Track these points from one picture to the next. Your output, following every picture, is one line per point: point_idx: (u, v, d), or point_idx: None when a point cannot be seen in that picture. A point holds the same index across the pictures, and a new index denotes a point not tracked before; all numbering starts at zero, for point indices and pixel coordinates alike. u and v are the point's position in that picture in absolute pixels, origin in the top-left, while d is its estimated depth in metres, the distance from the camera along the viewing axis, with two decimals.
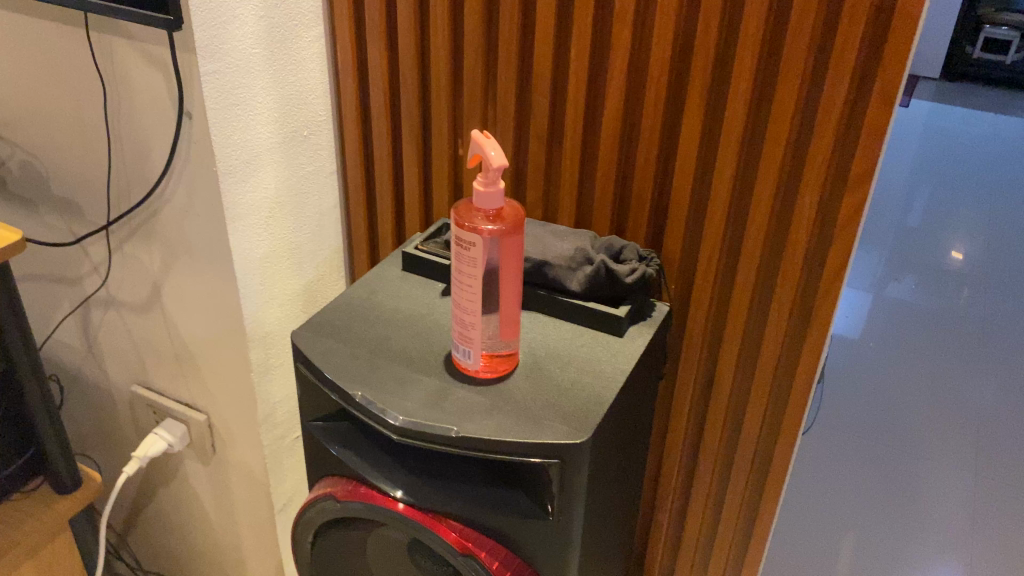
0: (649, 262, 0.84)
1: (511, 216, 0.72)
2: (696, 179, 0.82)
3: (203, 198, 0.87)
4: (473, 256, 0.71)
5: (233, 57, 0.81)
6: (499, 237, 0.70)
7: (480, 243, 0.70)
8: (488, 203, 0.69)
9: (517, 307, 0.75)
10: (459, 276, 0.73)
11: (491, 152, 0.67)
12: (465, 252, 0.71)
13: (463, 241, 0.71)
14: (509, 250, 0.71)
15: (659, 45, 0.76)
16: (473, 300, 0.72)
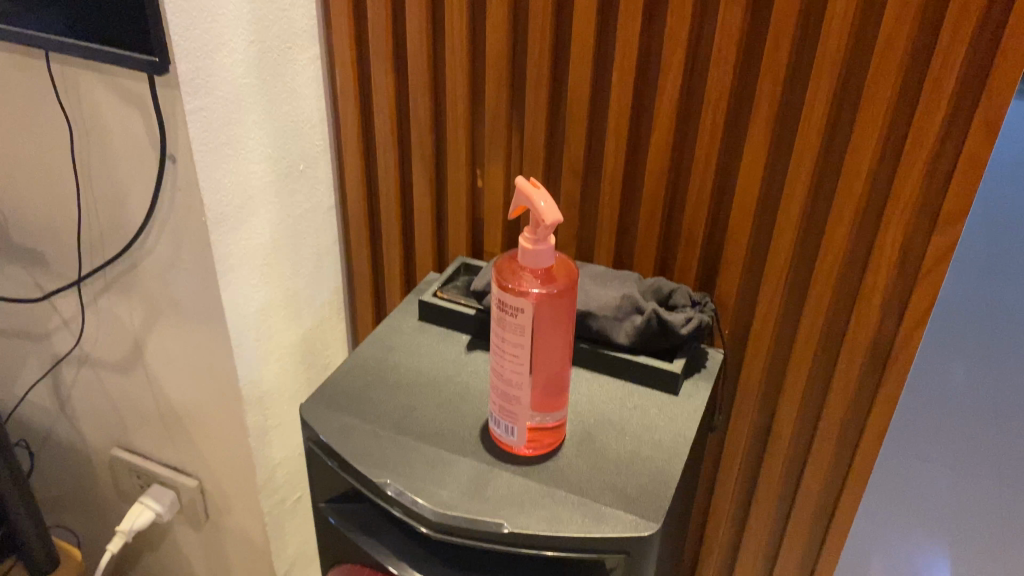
0: (704, 308, 0.75)
1: (561, 274, 0.61)
2: (757, 215, 0.72)
3: (191, 250, 0.76)
4: (519, 324, 0.60)
5: (221, 91, 0.70)
6: (550, 302, 0.60)
7: (528, 309, 0.60)
8: (537, 263, 0.59)
9: (567, 375, 0.65)
10: (502, 344, 0.63)
11: (541, 205, 0.57)
12: (510, 318, 0.61)
13: (507, 306, 0.60)
14: (560, 314, 0.61)
15: (719, 69, 0.66)
16: (518, 372, 0.62)
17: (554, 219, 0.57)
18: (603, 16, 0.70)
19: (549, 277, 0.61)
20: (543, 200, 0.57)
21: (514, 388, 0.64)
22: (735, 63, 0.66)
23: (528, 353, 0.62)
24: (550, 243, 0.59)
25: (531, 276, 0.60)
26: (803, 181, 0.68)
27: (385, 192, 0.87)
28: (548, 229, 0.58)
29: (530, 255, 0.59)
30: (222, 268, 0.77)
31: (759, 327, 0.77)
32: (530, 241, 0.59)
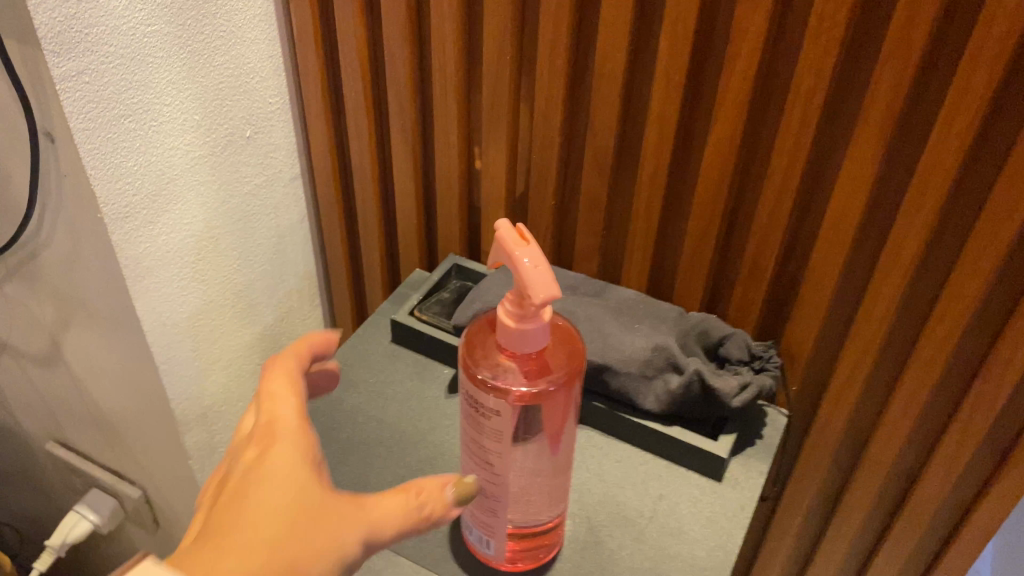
0: (767, 365, 0.55)
1: (559, 355, 0.43)
2: (853, 247, 0.51)
3: (92, 249, 0.58)
4: (495, 428, 0.42)
5: (112, 45, 0.51)
6: (539, 402, 0.41)
7: (508, 412, 0.41)
8: (522, 347, 0.41)
9: (565, 480, 0.47)
10: (473, 447, 0.44)
11: (527, 269, 0.38)
12: (482, 420, 0.42)
13: (479, 404, 0.42)
14: (556, 415, 0.43)
15: (818, 42, 0.44)
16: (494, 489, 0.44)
17: (549, 294, 0.38)
18: None
19: (540, 362, 0.42)
20: (533, 262, 0.38)
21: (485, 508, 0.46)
22: (844, 38, 0.44)
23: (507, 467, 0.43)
24: (543, 318, 0.40)
25: (514, 362, 0.42)
26: (928, 211, 0.47)
27: (359, 164, 0.67)
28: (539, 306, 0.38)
29: (513, 338, 0.40)
30: (132, 273, 0.58)
31: (838, 385, 0.57)
32: (511, 315, 0.40)
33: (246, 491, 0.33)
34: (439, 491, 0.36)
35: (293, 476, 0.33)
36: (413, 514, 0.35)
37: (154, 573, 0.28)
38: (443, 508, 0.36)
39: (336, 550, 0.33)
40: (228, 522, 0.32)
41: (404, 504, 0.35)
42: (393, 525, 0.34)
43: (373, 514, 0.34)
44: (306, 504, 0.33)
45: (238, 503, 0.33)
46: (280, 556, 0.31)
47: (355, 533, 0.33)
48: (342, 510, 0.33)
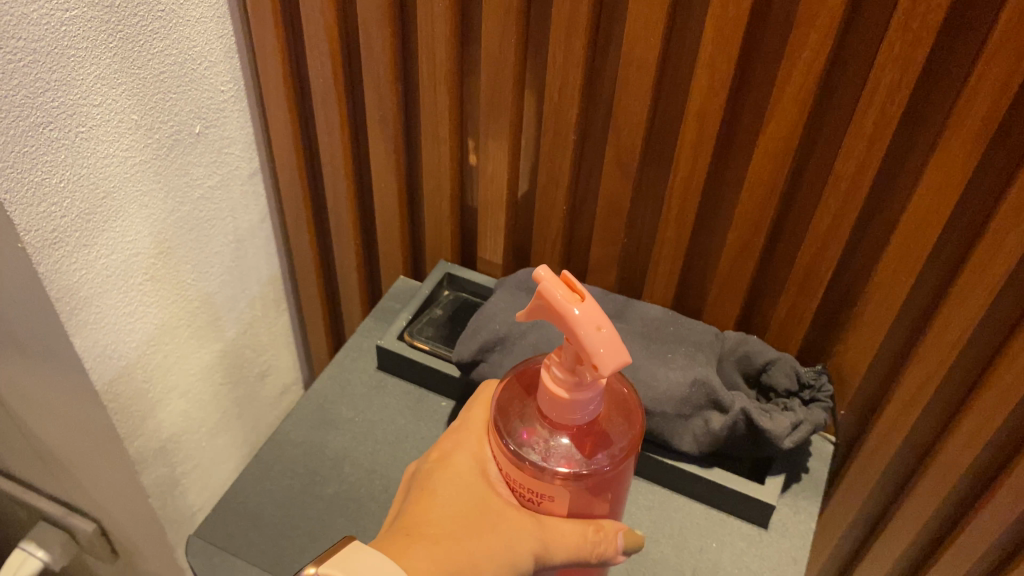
0: (819, 395, 0.48)
1: (618, 417, 0.35)
2: (924, 264, 0.44)
3: (13, 280, 0.48)
4: (552, 510, 0.36)
5: (22, 36, 0.41)
6: (597, 484, 0.34)
7: (572, 494, 0.34)
8: (579, 416, 0.33)
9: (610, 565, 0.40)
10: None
11: (585, 332, 0.29)
12: (535, 501, 0.36)
13: (531, 488, 0.35)
14: (622, 485, 0.36)
15: (909, 27, 0.36)
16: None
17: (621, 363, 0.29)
18: None
19: (597, 427, 0.35)
20: (597, 324, 0.29)
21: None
22: (941, 22, 0.36)
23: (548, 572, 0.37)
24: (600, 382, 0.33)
25: (568, 434, 0.34)
26: None
27: (328, 158, 0.58)
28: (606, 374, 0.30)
29: (567, 409, 0.32)
30: (65, 308, 0.49)
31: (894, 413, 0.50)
32: (562, 381, 0.32)
33: (435, 497, 0.35)
34: (611, 536, 0.36)
35: (472, 486, 0.36)
36: (584, 545, 0.35)
37: (366, 556, 0.29)
38: (612, 552, 0.36)
39: (513, 558, 0.33)
40: (415, 523, 0.34)
41: (580, 534, 0.35)
42: (565, 557, 0.35)
43: (549, 533, 0.35)
44: (483, 513, 0.35)
45: (429, 501, 0.35)
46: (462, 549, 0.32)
47: (528, 544, 0.34)
48: (518, 515, 0.35)
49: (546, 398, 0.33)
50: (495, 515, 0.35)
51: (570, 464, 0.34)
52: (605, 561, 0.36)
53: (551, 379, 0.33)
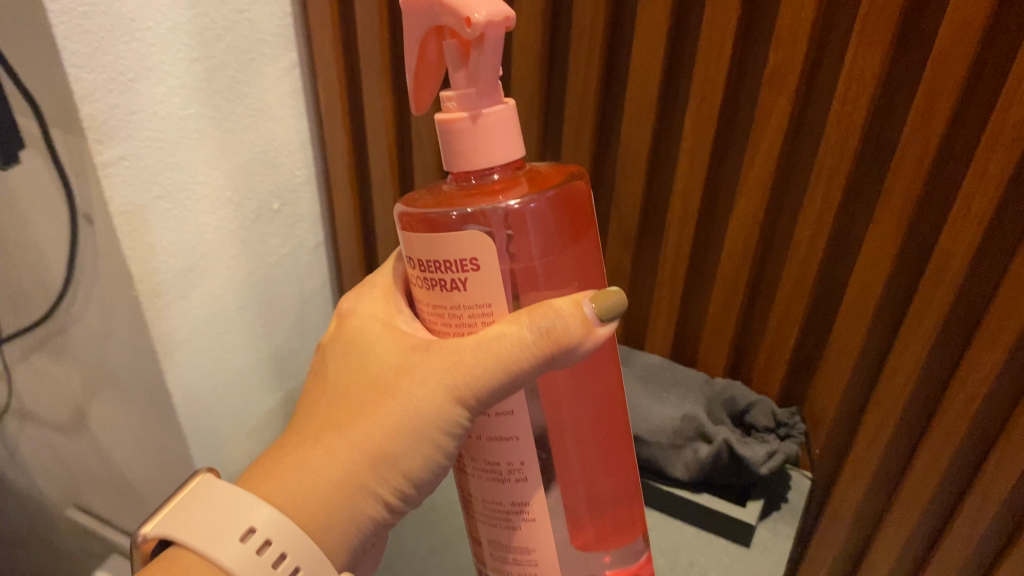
0: (792, 432, 0.56)
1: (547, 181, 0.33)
2: (875, 317, 0.52)
3: (125, 325, 0.59)
4: (485, 297, 0.31)
5: (152, 128, 0.52)
6: (521, 227, 0.31)
7: (500, 243, 0.31)
8: (485, 144, 0.31)
9: (615, 465, 0.36)
10: (481, 499, 0.35)
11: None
12: (469, 312, 0.32)
13: (446, 263, 0.31)
14: (565, 258, 0.33)
15: (841, 123, 0.46)
16: (530, 552, 0.35)
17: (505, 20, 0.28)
18: (675, 47, 0.50)
19: (521, 183, 0.32)
20: None
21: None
22: (864, 125, 0.46)
23: (540, 501, 0.34)
24: (503, 101, 0.31)
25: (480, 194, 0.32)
26: (950, 284, 0.48)
27: (383, 231, 0.69)
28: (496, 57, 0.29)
29: (467, 127, 0.30)
30: (165, 348, 0.59)
31: (859, 453, 0.58)
32: (455, 103, 0.30)
33: (343, 380, 0.36)
34: (574, 306, 0.31)
35: (366, 376, 0.35)
36: (530, 337, 0.31)
37: (205, 491, 0.32)
38: (580, 327, 0.31)
39: (409, 435, 0.33)
40: (319, 429, 0.35)
41: (518, 326, 0.31)
42: (508, 390, 0.32)
43: (476, 349, 0.32)
44: (380, 391, 0.34)
45: (332, 389, 0.36)
46: (346, 451, 0.34)
47: (442, 389, 0.33)
48: (425, 363, 0.34)
49: (446, 137, 0.31)
50: (392, 381, 0.34)
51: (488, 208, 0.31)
52: (576, 349, 0.31)
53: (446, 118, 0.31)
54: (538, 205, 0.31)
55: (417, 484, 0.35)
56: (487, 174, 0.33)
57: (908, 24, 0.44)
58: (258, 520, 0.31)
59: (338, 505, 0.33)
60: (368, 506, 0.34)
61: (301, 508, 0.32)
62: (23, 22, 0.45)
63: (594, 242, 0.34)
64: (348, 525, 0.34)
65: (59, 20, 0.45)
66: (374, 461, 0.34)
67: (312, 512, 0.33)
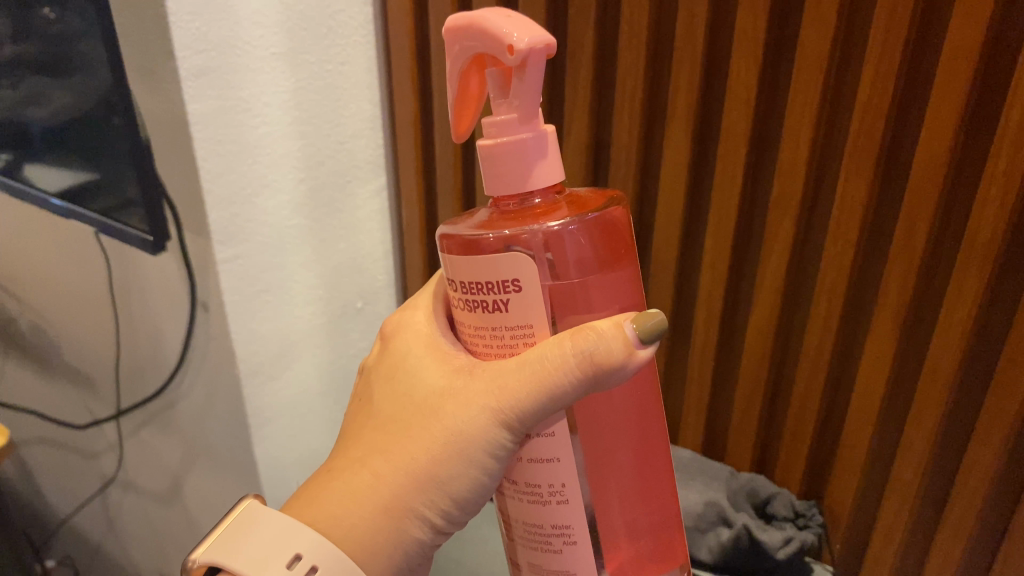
0: (810, 522, 0.61)
1: (586, 206, 0.37)
2: (881, 417, 0.58)
3: (225, 403, 0.68)
4: (527, 319, 0.35)
5: (262, 235, 0.63)
6: (558, 249, 0.35)
7: (539, 263, 0.34)
8: (520, 164, 0.35)
9: (656, 492, 0.39)
10: (522, 523, 0.39)
11: (495, 18, 0.32)
12: (511, 332, 0.36)
13: (490, 283, 0.35)
14: (604, 282, 0.36)
15: (837, 242, 0.54)
16: (568, 574, 0.38)
17: (541, 43, 0.32)
18: (698, 177, 0.59)
19: (559, 208, 0.36)
20: (507, 15, 0.33)
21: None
22: (858, 243, 0.53)
23: (581, 524, 0.37)
24: (540, 126, 0.35)
25: (522, 218, 0.36)
26: (942, 386, 0.53)
27: None
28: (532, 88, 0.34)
29: (506, 148, 0.35)
30: (257, 423, 0.69)
31: (876, 550, 0.61)
32: (496, 129, 0.35)
33: (391, 404, 0.41)
34: (616, 328, 0.35)
35: (415, 396, 0.40)
36: (574, 360, 0.34)
37: (255, 513, 0.37)
38: (622, 348, 0.34)
39: (450, 459, 0.38)
40: (373, 447, 0.40)
41: (562, 350, 0.35)
42: (550, 411, 0.36)
43: (520, 371, 0.36)
44: (427, 412, 0.39)
45: (382, 410, 0.42)
46: (392, 474, 0.39)
47: (485, 412, 0.37)
48: (468, 388, 0.38)
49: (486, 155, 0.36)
50: (437, 406, 0.39)
51: (528, 230, 0.34)
52: (619, 373, 0.35)
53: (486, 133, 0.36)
54: (574, 229, 0.35)
55: (457, 506, 0.39)
56: (528, 199, 0.37)
57: (889, 161, 0.52)
58: (301, 545, 0.36)
59: (382, 527, 0.38)
60: (413, 528, 0.39)
61: (347, 530, 0.38)
62: (174, 146, 0.57)
63: (630, 266, 0.37)
64: (392, 546, 0.39)
65: (200, 145, 0.56)
66: (421, 484, 0.39)
67: (356, 535, 0.38)
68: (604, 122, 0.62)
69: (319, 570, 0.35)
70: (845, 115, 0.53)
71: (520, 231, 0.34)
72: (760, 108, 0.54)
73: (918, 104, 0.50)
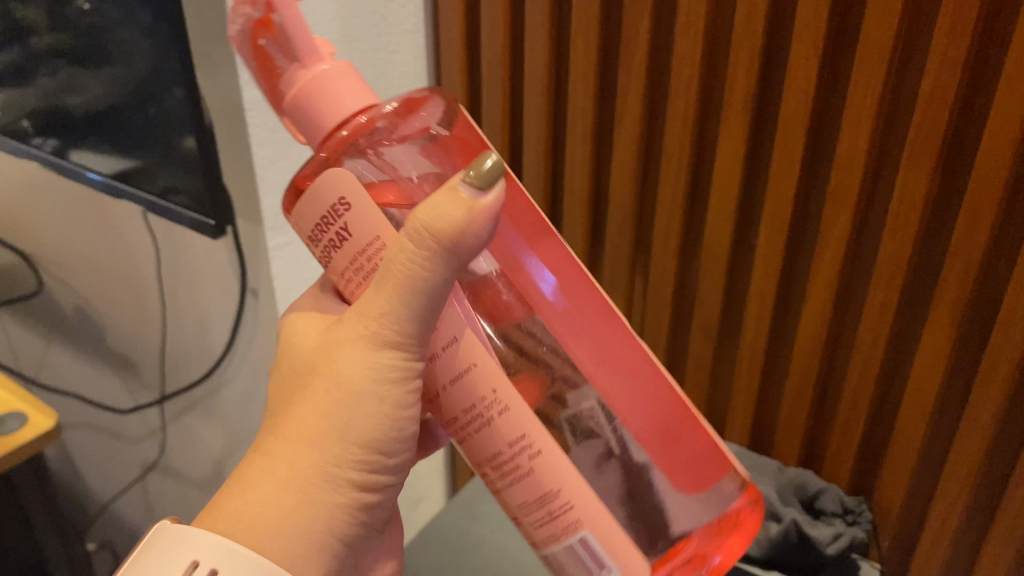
0: (859, 518, 0.61)
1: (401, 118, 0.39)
2: (934, 413, 0.57)
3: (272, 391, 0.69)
4: (371, 230, 0.36)
5: None
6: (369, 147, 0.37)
7: (375, 181, 0.38)
8: (334, 91, 0.36)
9: (604, 336, 0.38)
10: (486, 462, 0.37)
11: None
12: (367, 257, 0.36)
13: (326, 215, 0.36)
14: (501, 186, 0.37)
15: (894, 237, 0.53)
16: (558, 488, 0.37)
17: None
18: (751, 167, 0.59)
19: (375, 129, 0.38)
20: None
21: (573, 541, 0.37)
22: (916, 237, 0.52)
23: (532, 424, 0.36)
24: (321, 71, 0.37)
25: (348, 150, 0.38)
26: (1000, 384, 0.53)
27: None
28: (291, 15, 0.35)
29: (309, 86, 0.36)
30: None
31: (926, 548, 0.61)
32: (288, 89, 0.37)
33: (275, 382, 0.40)
34: (449, 190, 0.32)
35: (297, 361, 0.38)
36: (413, 239, 0.32)
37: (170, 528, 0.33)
38: (457, 207, 0.32)
39: (341, 405, 0.36)
40: (266, 426, 0.38)
41: (400, 238, 0.33)
42: (416, 309, 0.34)
43: (381, 287, 0.34)
44: (309, 369, 0.37)
45: (271, 392, 0.39)
46: (286, 437, 0.36)
47: (366, 344, 0.35)
48: (342, 331, 0.36)
49: (291, 108, 0.37)
50: (315, 362, 0.37)
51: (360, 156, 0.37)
52: (468, 227, 0.32)
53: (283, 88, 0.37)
54: (417, 140, 0.39)
55: (374, 451, 0.37)
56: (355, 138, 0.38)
57: (951, 155, 0.52)
58: (203, 551, 0.32)
59: (296, 495, 0.35)
60: (332, 494, 0.36)
61: (258, 520, 0.34)
62: (228, 133, 0.58)
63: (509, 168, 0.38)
64: (315, 521, 0.36)
65: (256, 131, 0.57)
66: (320, 441, 0.36)
67: (267, 522, 0.34)
68: (656, 110, 0.61)
69: (220, 573, 0.31)
70: (907, 105, 0.52)
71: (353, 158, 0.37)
72: (818, 98, 0.53)
73: (982, 97, 0.50)
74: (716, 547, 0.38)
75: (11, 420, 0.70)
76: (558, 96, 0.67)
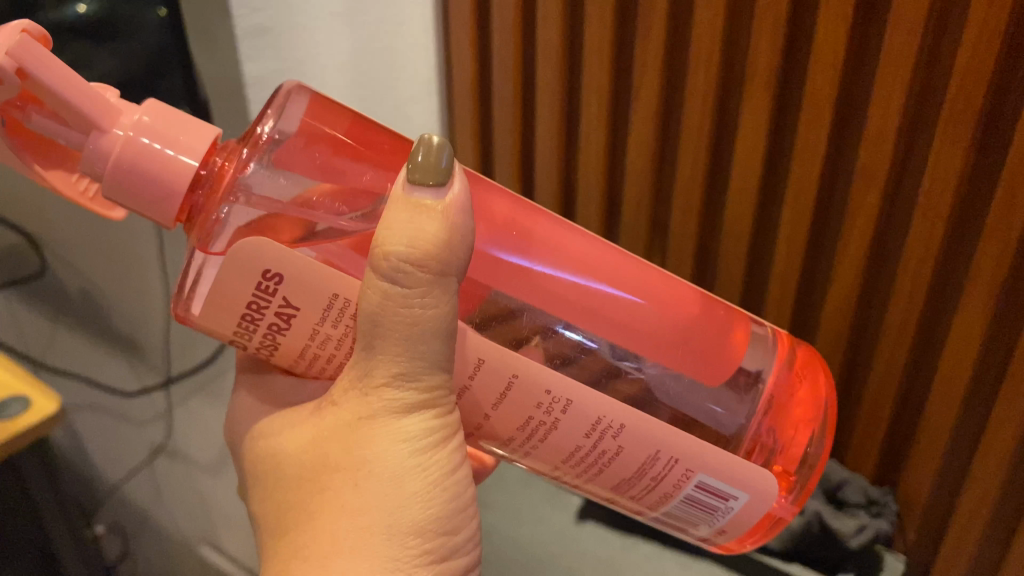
0: (884, 510, 0.59)
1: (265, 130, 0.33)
2: (964, 402, 0.55)
3: None
4: (320, 295, 0.30)
5: None
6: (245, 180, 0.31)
7: (263, 225, 0.31)
8: (164, 139, 0.29)
9: (589, 256, 0.34)
10: (570, 452, 0.34)
11: None
12: (332, 322, 0.31)
13: (255, 300, 0.30)
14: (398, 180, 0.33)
15: (927, 216, 0.50)
16: (659, 450, 0.34)
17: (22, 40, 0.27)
18: (774, 144, 0.56)
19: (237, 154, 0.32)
20: None
21: (690, 489, 0.35)
22: (949, 218, 0.50)
23: (605, 403, 0.33)
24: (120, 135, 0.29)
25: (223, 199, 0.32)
26: None
27: None
28: (54, 80, 0.27)
29: (129, 148, 0.29)
30: None
31: (954, 540, 0.59)
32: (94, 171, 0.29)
33: (274, 508, 0.33)
34: (404, 198, 0.28)
35: (297, 460, 0.32)
36: (392, 282, 0.27)
37: None
38: (430, 215, 0.27)
39: (378, 493, 0.30)
40: (290, 546, 0.31)
41: (379, 286, 0.28)
42: (435, 356, 0.29)
43: (382, 352, 0.29)
44: (321, 458, 0.31)
45: (279, 513, 0.33)
46: (329, 563, 0.29)
47: (389, 416, 0.30)
48: (350, 412, 0.30)
49: (113, 186, 0.29)
50: (326, 452, 0.31)
51: (226, 202, 0.31)
52: (451, 234, 0.28)
53: (88, 169, 0.29)
54: (269, 149, 0.32)
55: (440, 540, 0.31)
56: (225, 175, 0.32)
57: (988, 132, 0.49)
58: None
59: None
60: None
61: None
62: None
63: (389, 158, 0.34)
64: None
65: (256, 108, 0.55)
66: (367, 539, 0.30)
67: None
68: (674, 85, 0.58)
69: None
70: (941, 80, 0.49)
71: (222, 213, 0.31)
72: (845, 72, 0.50)
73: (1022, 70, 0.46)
74: (803, 425, 0.38)
75: (14, 404, 0.65)
76: (572, 70, 0.64)
